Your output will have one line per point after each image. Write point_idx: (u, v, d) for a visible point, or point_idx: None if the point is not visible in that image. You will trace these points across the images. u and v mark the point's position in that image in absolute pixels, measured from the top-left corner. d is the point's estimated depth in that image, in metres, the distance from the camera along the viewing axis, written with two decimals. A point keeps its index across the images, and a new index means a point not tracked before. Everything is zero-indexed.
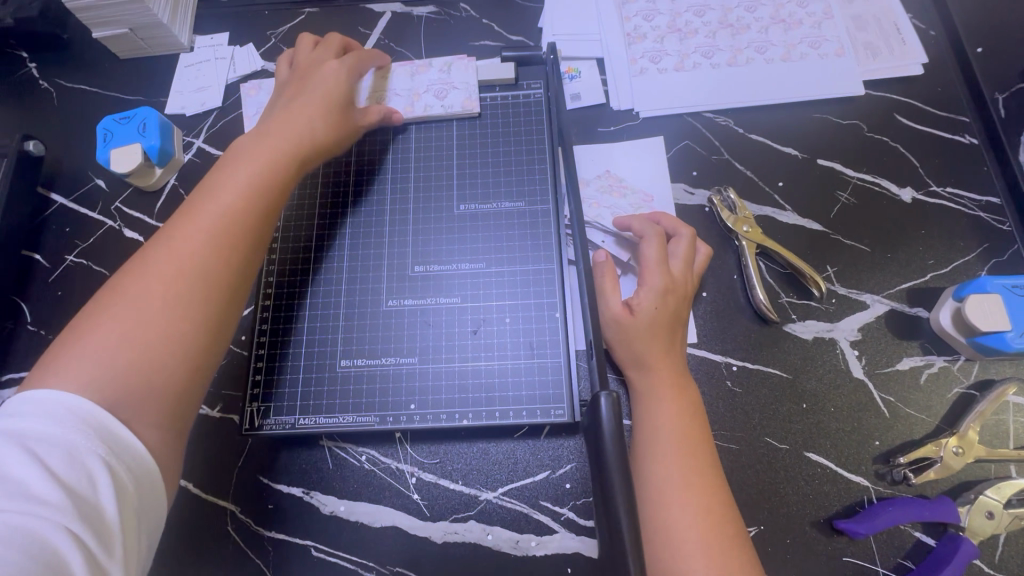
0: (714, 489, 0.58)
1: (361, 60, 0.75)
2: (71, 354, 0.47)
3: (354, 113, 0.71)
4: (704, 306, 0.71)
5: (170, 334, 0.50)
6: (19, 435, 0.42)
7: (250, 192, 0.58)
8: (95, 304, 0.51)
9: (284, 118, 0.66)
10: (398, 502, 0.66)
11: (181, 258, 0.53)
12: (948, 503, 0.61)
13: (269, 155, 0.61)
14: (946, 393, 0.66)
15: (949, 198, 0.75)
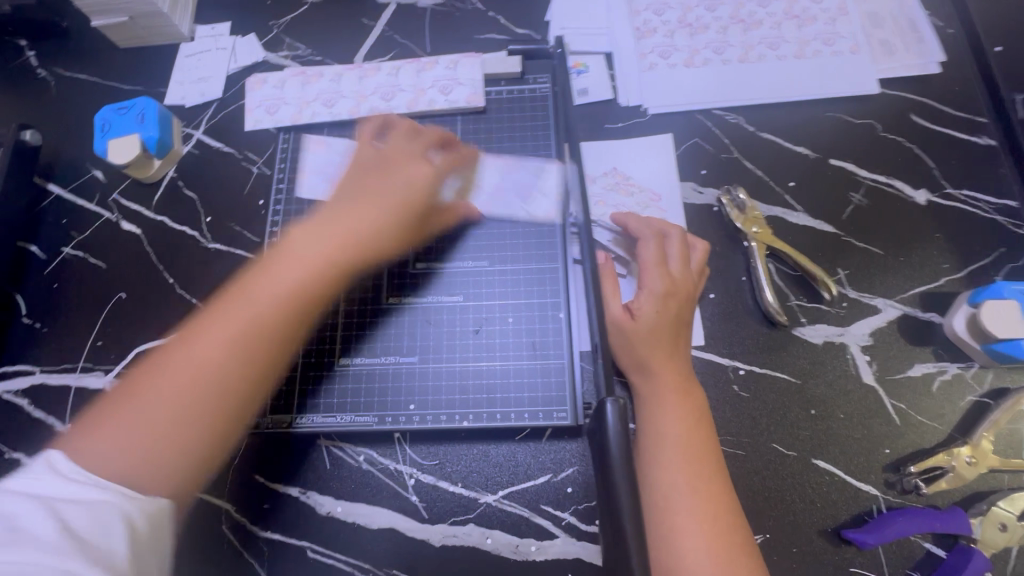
0: (719, 495, 0.56)
1: (457, 166, 0.68)
2: (113, 425, 0.47)
3: (421, 223, 0.65)
4: (712, 308, 0.70)
5: (183, 441, 0.48)
6: (31, 493, 0.40)
7: (286, 303, 0.53)
8: (126, 383, 0.50)
9: (343, 206, 0.60)
10: (396, 503, 0.64)
11: (205, 359, 0.50)
12: (961, 515, 0.59)
13: (319, 254, 0.56)
14: (959, 400, 0.65)
15: (965, 200, 0.73)
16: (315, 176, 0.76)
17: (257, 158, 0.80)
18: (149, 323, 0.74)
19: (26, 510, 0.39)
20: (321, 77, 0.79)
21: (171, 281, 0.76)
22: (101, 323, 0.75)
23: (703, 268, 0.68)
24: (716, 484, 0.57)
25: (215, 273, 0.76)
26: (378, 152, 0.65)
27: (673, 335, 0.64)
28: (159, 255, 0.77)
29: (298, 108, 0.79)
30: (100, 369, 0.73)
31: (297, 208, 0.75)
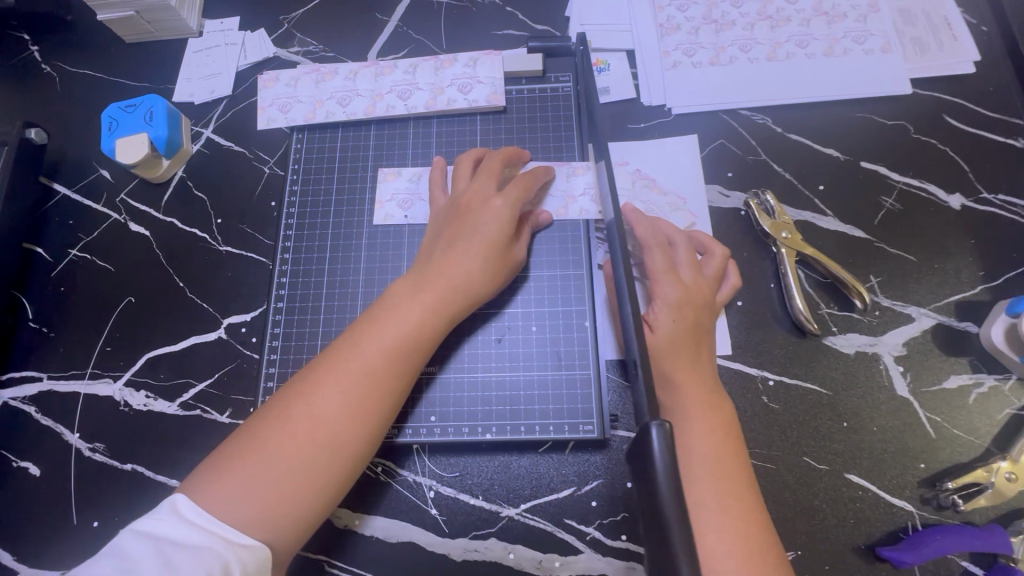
0: (751, 511, 0.54)
1: (528, 189, 0.63)
2: (228, 477, 0.49)
3: (510, 252, 0.62)
4: (739, 316, 0.68)
5: (298, 498, 0.50)
6: (153, 535, 0.45)
7: (393, 361, 0.54)
8: (241, 436, 0.52)
9: (440, 258, 0.59)
10: (415, 516, 0.63)
11: (323, 417, 0.52)
12: (999, 534, 0.57)
13: (427, 311, 0.57)
14: (996, 414, 0.63)
15: (1001, 206, 0.70)
16: (332, 178, 0.74)
17: (269, 159, 0.78)
18: (159, 327, 0.72)
19: (145, 553, 0.44)
20: (336, 75, 0.76)
21: (182, 285, 0.74)
22: (109, 328, 0.72)
23: (719, 272, 0.65)
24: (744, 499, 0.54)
25: (226, 277, 0.74)
26: (455, 198, 0.64)
27: (698, 342, 0.61)
28: (168, 257, 0.75)
29: (312, 107, 0.76)
30: (109, 375, 0.71)
31: (311, 211, 0.73)
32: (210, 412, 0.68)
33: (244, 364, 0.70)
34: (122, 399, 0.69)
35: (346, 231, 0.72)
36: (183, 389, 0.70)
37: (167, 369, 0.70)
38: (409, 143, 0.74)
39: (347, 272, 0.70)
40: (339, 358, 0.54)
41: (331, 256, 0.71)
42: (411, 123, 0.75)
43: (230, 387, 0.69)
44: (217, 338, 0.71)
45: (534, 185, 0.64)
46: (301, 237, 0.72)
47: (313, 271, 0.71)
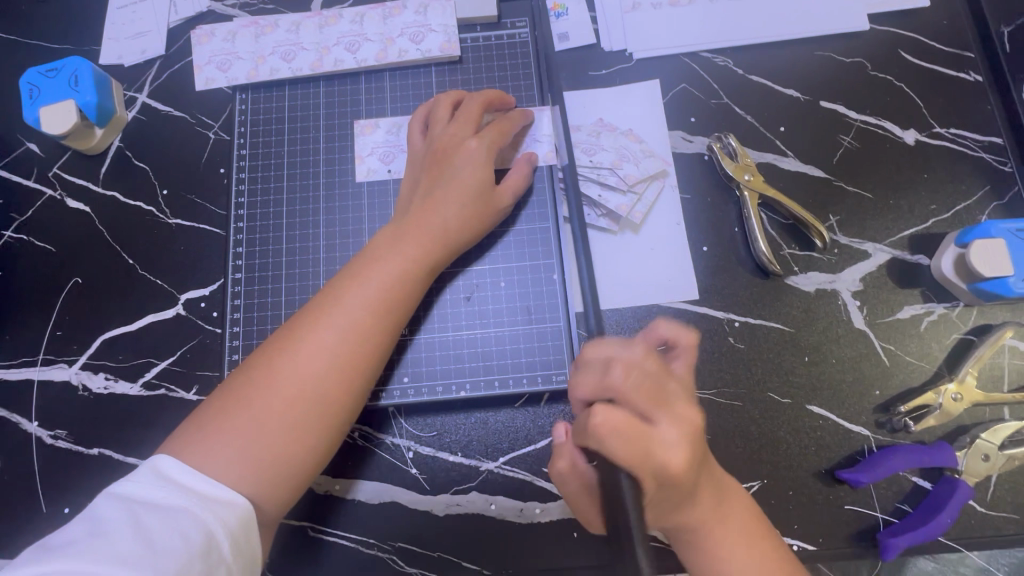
0: (732, 493, 0.54)
1: (504, 134, 0.63)
2: (214, 436, 0.48)
3: (492, 198, 0.62)
4: (703, 261, 0.69)
5: (288, 452, 0.49)
6: (127, 497, 0.44)
7: (377, 314, 0.54)
8: (223, 394, 0.51)
9: (419, 207, 0.59)
10: (396, 477, 0.63)
11: (309, 371, 0.51)
12: (947, 449, 0.61)
13: (410, 262, 0.56)
14: (946, 339, 0.66)
15: (953, 139, 0.72)
16: (283, 141, 0.71)
17: (214, 123, 0.73)
18: (112, 308, 0.69)
19: (117, 516, 0.42)
20: (277, 27, 0.71)
21: (131, 262, 0.70)
22: (58, 312, 0.69)
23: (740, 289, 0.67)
24: (725, 479, 0.54)
25: (179, 252, 0.70)
26: (430, 145, 0.62)
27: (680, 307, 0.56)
28: (113, 234, 0.71)
29: (254, 64, 0.71)
30: (64, 361, 0.67)
31: (263, 177, 0.70)
32: (176, 391, 0.66)
33: (207, 340, 0.68)
34: (80, 383, 0.67)
35: (301, 196, 0.69)
36: (144, 370, 0.67)
37: (125, 350, 0.68)
38: (362, 99, 0.71)
39: (307, 238, 0.68)
40: (322, 312, 0.53)
41: (287, 222, 0.69)
42: (362, 78, 0.71)
43: (195, 363, 0.67)
44: (175, 315, 0.68)
45: (510, 130, 0.63)
46: (254, 204, 0.69)
47: (270, 239, 0.68)
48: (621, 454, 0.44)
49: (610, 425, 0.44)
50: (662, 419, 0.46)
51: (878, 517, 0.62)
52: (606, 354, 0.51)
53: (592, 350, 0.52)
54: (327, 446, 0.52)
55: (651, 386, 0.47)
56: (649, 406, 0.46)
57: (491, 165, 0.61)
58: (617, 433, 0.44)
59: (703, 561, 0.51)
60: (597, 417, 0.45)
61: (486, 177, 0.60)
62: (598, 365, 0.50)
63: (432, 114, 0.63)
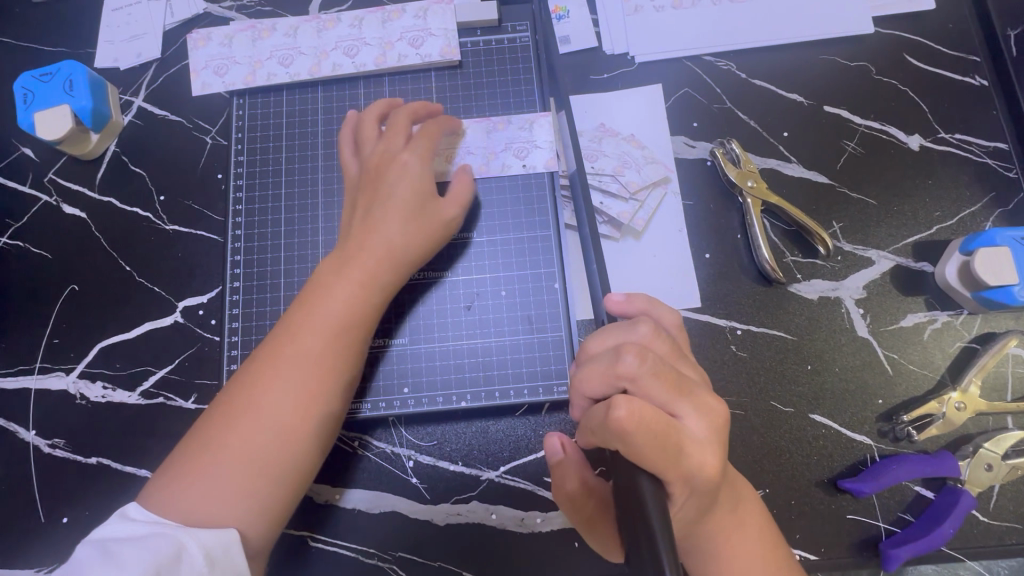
0: (745, 498, 0.52)
1: (435, 138, 0.60)
2: (184, 479, 0.48)
3: (438, 209, 0.60)
4: (705, 268, 0.68)
5: (256, 489, 0.49)
6: (98, 538, 0.44)
7: (329, 340, 0.53)
8: (188, 441, 0.51)
9: (359, 230, 0.58)
10: (396, 487, 0.63)
11: (268, 404, 0.50)
12: (950, 458, 0.61)
13: (356, 285, 0.55)
14: (949, 347, 0.66)
15: (958, 145, 0.71)
16: (281, 147, 0.70)
17: (211, 128, 0.72)
18: (109, 316, 0.68)
19: (91, 552, 0.42)
20: (274, 31, 0.70)
21: (129, 269, 0.69)
22: (55, 319, 0.68)
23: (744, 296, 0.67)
24: (736, 481, 0.52)
25: (176, 258, 0.69)
26: (363, 164, 0.61)
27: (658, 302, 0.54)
28: (110, 240, 0.70)
29: (251, 68, 0.70)
30: (61, 369, 0.67)
31: (261, 183, 0.69)
32: (174, 399, 0.66)
33: (205, 348, 0.67)
34: (78, 392, 0.66)
35: (299, 203, 0.68)
36: (142, 378, 0.67)
37: (123, 359, 0.67)
38: (360, 104, 0.70)
39: (306, 245, 0.67)
40: (276, 345, 0.52)
41: (286, 229, 0.68)
42: (361, 83, 0.70)
43: (194, 371, 0.67)
44: (173, 323, 0.68)
45: (438, 137, 0.61)
46: (252, 211, 0.68)
47: (268, 246, 0.67)
48: (649, 453, 0.40)
49: (636, 418, 0.41)
50: (684, 408, 0.44)
51: (880, 526, 0.62)
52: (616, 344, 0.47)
53: (598, 343, 0.48)
54: (299, 476, 0.51)
55: (669, 374, 0.44)
56: (669, 397, 0.44)
57: (428, 177, 0.59)
58: (640, 426, 0.41)
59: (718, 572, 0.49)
60: (619, 409, 0.41)
61: (424, 191, 0.59)
62: (608, 353, 0.45)
63: (359, 132, 0.62)
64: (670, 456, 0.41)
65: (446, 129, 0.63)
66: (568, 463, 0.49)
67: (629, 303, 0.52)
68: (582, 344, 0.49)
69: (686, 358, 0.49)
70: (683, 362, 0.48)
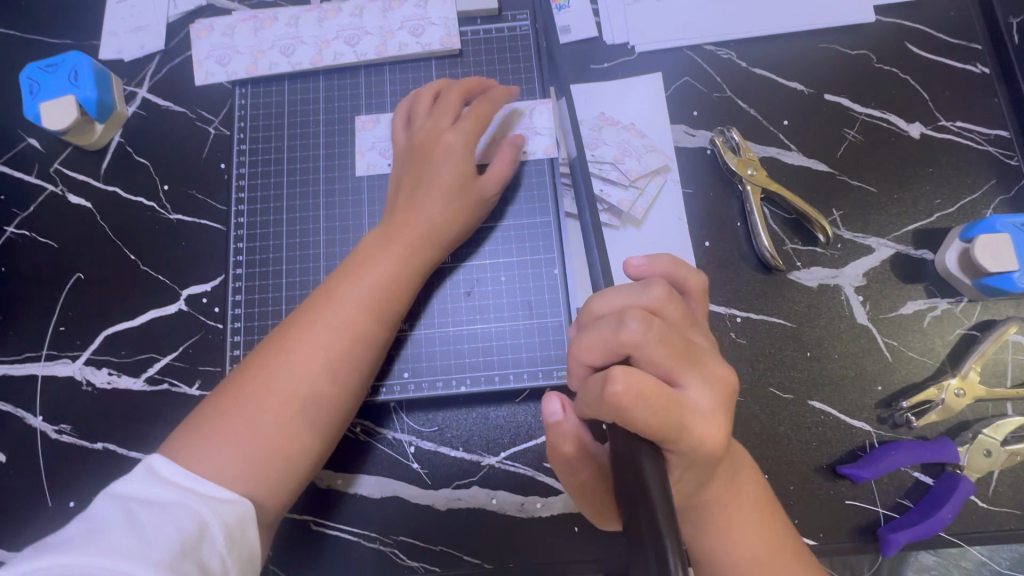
0: (742, 471, 0.53)
1: (485, 119, 0.61)
2: (210, 437, 0.48)
3: (477, 188, 0.61)
4: (705, 256, 0.68)
5: (287, 451, 0.50)
6: (119, 496, 0.43)
7: (370, 316, 0.54)
8: (218, 395, 0.51)
9: (407, 206, 0.59)
10: (398, 472, 0.64)
11: (302, 374, 0.51)
12: (949, 444, 0.61)
13: (399, 264, 0.56)
14: (949, 334, 0.66)
15: (958, 132, 0.71)
16: (282, 136, 0.70)
17: (213, 118, 0.73)
18: (114, 304, 0.69)
19: (110, 514, 0.42)
20: (276, 21, 0.70)
21: (134, 258, 0.70)
22: (61, 307, 0.69)
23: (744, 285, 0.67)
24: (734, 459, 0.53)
25: (181, 247, 0.70)
26: (411, 140, 0.61)
27: (682, 266, 0.53)
28: (115, 229, 0.71)
29: (253, 58, 0.70)
30: (67, 356, 0.68)
31: (263, 172, 0.70)
32: (179, 386, 0.67)
33: (209, 335, 0.68)
34: (84, 379, 0.67)
35: (301, 191, 0.69)
36: (147, 365, 0.67)
37: (127, 346, 0.68)
38: (361, 92, 0.70)
39: (307, 234, 0.68)
40: (312, 316, 0.53)
41: (287, 217, 0.68)
42: (362, 72, 0.71)
43: (198, 358, 0.67)
44: (177, 311, 0.69)
45: (490, 114, 0.61)
46: (254, 200, 0.69)
47: (271, 235, 0.68)
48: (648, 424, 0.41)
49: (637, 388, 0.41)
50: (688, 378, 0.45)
51: (879, 512, 0.62)
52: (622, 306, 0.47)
53: (603, 304, 0.48)
54: (324, 443, 0.53)
55: (675, 342, 0.45)
56: (672, 362, 0.45)
57: (471, 155, 0.60)
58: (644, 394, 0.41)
59: (710, 539, 0.51)
60: (617, 384, 0.41)
61: (467, 169, 0.60)
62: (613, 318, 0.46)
63: (414, 107, 0.63)
64: (671, 423, 0.42)
65: (502, 105, 0.63)
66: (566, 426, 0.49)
67: (651, 267, 0.52)
68: (586, 306, 0.49)
69: (694, 326, 0.49)
70: (694, 330, 0.49)
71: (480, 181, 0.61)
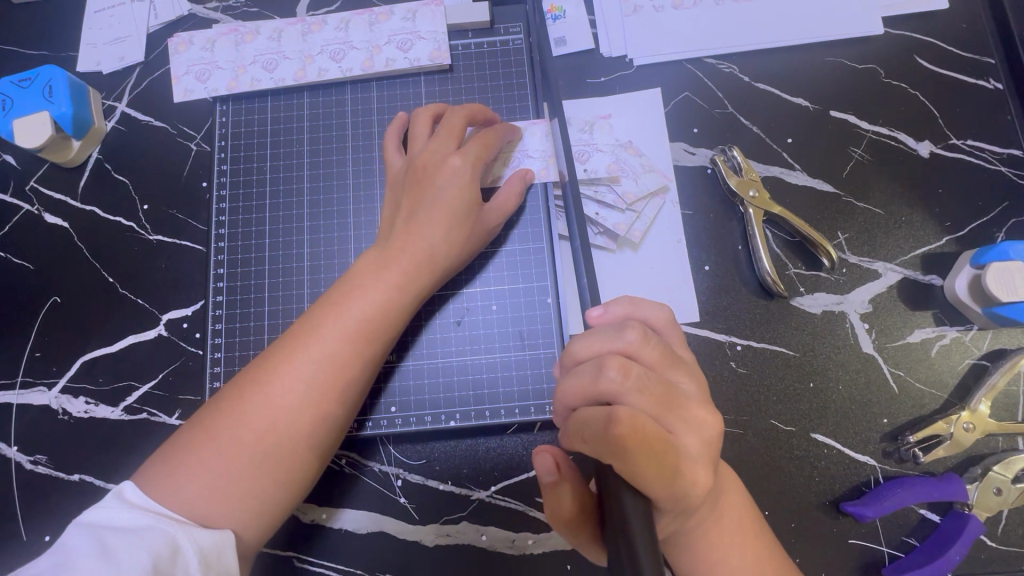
0: (725, 499, 0.50)
1: (490, 147, 0.57)
2: (182, 468, 0.46)
3: (481, 215, 0.58)
4: (705, 281, 0.66)
5: (259, 490, 0.47)
6: (94, 523, 0.43)
7: (358, 345, 0.51)
8: (193, 425, 0.49)
9: (402, 231, 0.55)
10: (384, 507, 0.61)
11: (284, 405, 0.49)
12: (957, 481, 0.59)
13: (393, 289, 0.53)
14: (958, 364, 0.63)
15: (970, 151, 0.68)
16: (265, 154, 0.68)
17: (195, 134, 0.70)
18: (92, 328, 0.67)
19: (83, 544, 0.41)
20: (258, 34, 0.68)
21: (112, 280, 0.68)
22: (37, 331, 0.67)
23: (746, 311, 0.65)
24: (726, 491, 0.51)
25: (161, 269, 0.68)
26: (410, 162, 0.57)
27: (642, 300, 0.50)
28: (93, 251, 0.68)
29: (234, 73, 0.67)
30: (43, 383, 0.65)
31: (245, 192, 0.67)
32: (158, 415, 0.64)
33: (190, 362, 0.65)
34: (60, 407, 0.65)
35: (285, 211, 0.66)
36: (126, 393, 0.65)
37: (106, 373, 0.66)
38: (347, 108, 0.68)
39: (291, 257, 0.65)
40: (296, 343, 0.51)
41: (271, 240, 0.66)
42: (349, 88, 0.68)
43: (178, 386, 0.65)
44: (156, 336, 0.66)
45: (495, 143, 0.58)
46: (236, 221, 0.66)
47: (253, 258, 0.66)
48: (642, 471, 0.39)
49: (637, 434, 0.39)
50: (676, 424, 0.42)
51: (883, 551, 0.60)
52: (602, 350, 0.44)
53: (584, 348, 0.45)
54: (302, 477, 0.50)
55: (657, 389, 0.42)
56: (658, 410, 0.42)
57: (478, 182, 0.57)
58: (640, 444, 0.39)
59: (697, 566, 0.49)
60: (620, 426, 0.39)
61: (474, 196, 0.56)
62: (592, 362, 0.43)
63: (412, 129, 0.59)
64: (666, 476, 0.40)
65: (506, 135, 0.60)
66: (564, 484, 0.46)
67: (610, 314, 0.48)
68: (567, 348, 0.46)
69: (677, 366, 0.45)
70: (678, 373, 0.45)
71: (485, 208, 0.58)
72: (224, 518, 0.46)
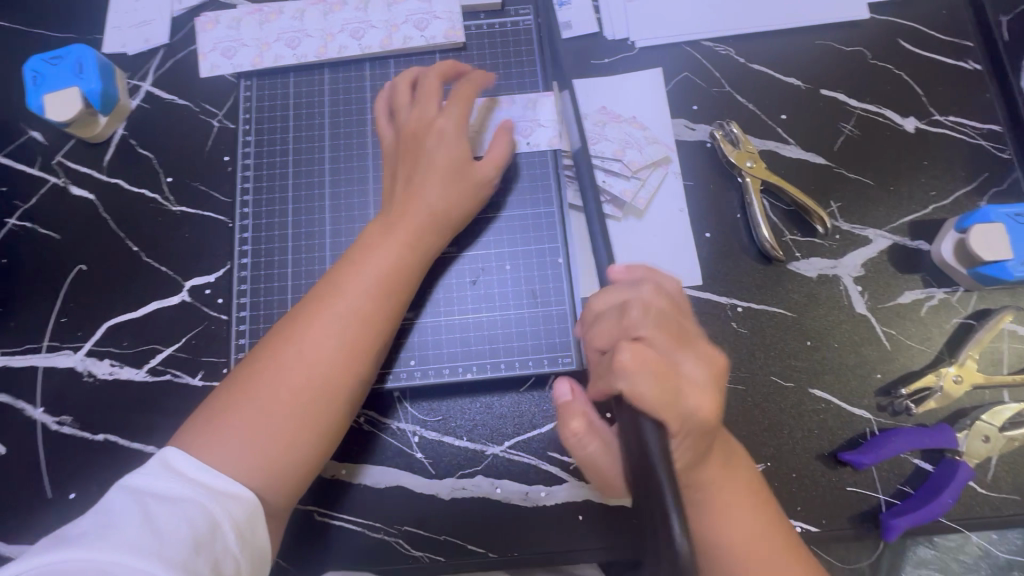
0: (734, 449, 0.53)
1: (470, 99, 0.61)
2: (219, 426, 0.49)
3: (475, 171, 0.61)
4: (706, 247, 0.69)
5: (295, 440, 0.50)
6: (136, 488, 0.44)
7: (376, 300, 0.54)
8: (228, 386, 0.51)
9: (403, 196, 0.58)
10: (401, 462, 0.63)
11: (311, 360, 0.51)
12: (948, 431, 0.62)
13: (403, 249, 0.56)
14: (946, 323, 0.67)
15: (952, 127, 0.73)
16: (286, 128, 0.71)
17: (217, 111, 0.73)
18: (117, 295, 0.69)
19: (126, 508, 0.42)
20: (281, 14, 0.71)
21: (136, 249, 0.70)
22: (63, 298, 0.69)
23: (746, 274, 0.68)
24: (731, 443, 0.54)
25: (184, 238, 0.70)
26: (399, 131, 0.61)
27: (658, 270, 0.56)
28: (118, 221, 0.71)
29: (258, 51, 0.71)
30: (68, 348, 0.67)
31: (268, 163, 0.70)
32: (181, 376, 0.67)
33: (213, 326, 0.68)
34: (85, 370, 0.67)
35: (306, 182, 0.69)
36: (150, 356, 0.67)
37: (130, 337, 0.68)
38: (366, 84, 0.71)
39: (312, 224, 0.68)
40: (317, 304, 0.53)
41: (293, 207, 0.69)
42: (367, 65, 0.71)
43: (201, 349, 0.67)
44: (180, 302, 0.68)
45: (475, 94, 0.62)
46: (259, 189, 0.69)
47: (276, 225, 0.68)
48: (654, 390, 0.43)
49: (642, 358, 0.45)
50: (687, 358, 0.47)
51: (880, 498, 0.63)
52: (618, 299, 0.51)
53: (602, 301, 0.52)
54: (333, 428, 0.52)
55: (669, 328, 0.49)
56: (670, 345, 0.48)
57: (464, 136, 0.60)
58: (645, 367, 0.44)
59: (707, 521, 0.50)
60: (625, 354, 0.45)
61: (463, 153, 0.60)
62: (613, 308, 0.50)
63: (393, 99, 0.63)
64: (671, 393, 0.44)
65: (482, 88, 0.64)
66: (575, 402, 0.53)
67: (630, 273, 0.54)
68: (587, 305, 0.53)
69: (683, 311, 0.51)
70: (684, 317, 0.51)
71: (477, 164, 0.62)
72: (263, 469, 0.48)
